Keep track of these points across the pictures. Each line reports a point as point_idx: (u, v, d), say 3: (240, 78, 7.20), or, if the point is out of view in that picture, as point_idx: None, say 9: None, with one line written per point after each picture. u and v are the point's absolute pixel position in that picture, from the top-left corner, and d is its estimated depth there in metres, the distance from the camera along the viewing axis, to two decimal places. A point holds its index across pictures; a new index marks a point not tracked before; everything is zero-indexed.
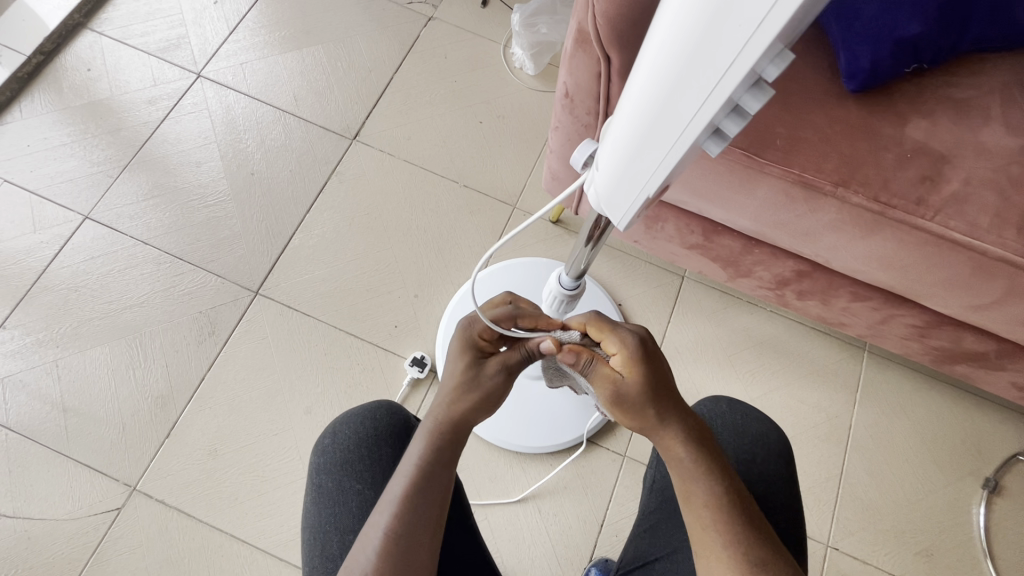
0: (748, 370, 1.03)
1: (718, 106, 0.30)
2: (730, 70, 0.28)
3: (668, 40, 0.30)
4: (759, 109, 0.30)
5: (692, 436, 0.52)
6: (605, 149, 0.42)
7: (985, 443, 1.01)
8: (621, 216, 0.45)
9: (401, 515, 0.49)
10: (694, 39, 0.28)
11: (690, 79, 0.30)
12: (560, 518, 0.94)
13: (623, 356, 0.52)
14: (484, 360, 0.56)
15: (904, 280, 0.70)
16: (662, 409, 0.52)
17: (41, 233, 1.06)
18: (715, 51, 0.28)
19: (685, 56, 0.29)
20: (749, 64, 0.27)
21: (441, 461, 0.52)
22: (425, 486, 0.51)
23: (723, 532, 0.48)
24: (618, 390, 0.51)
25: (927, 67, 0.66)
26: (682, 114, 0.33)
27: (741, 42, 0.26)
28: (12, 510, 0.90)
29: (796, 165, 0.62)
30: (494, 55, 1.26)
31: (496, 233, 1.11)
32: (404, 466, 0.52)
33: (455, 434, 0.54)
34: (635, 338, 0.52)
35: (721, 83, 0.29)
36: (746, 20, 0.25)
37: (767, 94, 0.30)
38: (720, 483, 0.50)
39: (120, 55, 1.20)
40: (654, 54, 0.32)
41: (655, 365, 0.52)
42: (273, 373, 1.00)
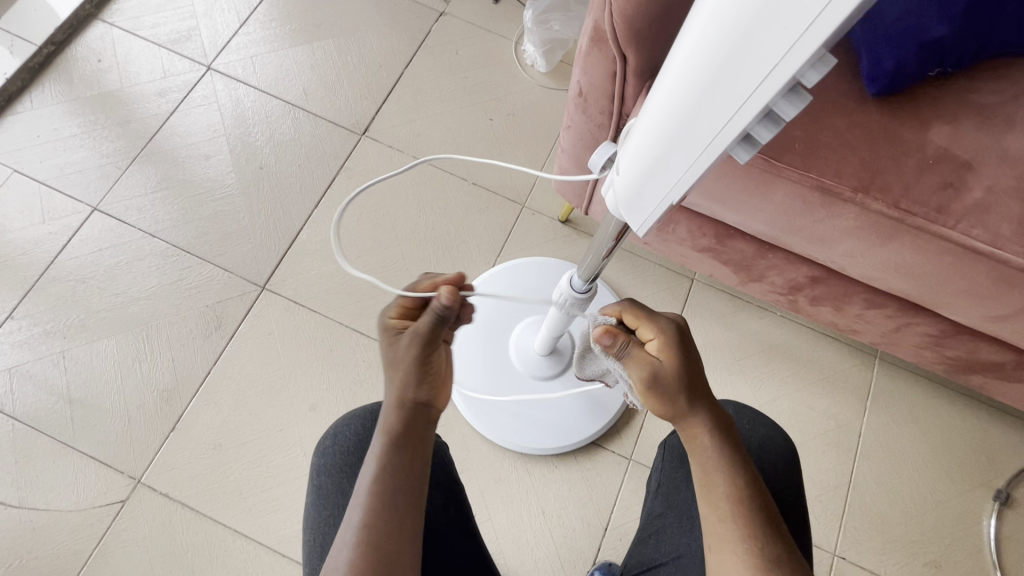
0: (757, 375, 1.02)
1: (753, 113, 0.29)
2: (769, 75, 0.27)
3: (705, 41, 0.29)
4: (795, 115, 0.29)
5: (718, 427, 0.51)
6: (628, 152, 0.41)
7: (996, 454, 0.99)
8: (643, 220, 0.44)
9: (375, 511, 0.46)
10: (732, 41, 0.27)
11: (724, 84, 0.29)
12: (564, 520, 0.93)
13: (660, 342, 0.52)
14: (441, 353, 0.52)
15: (922, 288, 0.69)
16: (695, 395, 0.51)
17: (49, 223, 1.06)
18: (755, 55, 0.27)
19: (722, 59, 0.28)
20: (790, 69, 0.26)
21: (399, 450, 0.48)
22: (393, 476, 0.48)
23: (744, 524, 0.48)
24: (654, 374, 0.51)
25: (950, 71, 0.64)
26: (714, 119, 0.31)
27: (785, 46, 0.25)
28: (18, 500, 0.90)
29: (815, 170, 0.61)
30: (506, 51, 1.25)
31: (505, 231, 1.10)
32: (367, 459, 0.48)
33: (411, 423, 0.50)
34: (674, 327, 0.52)
35: (759, 89, 0.28)
36: (793, 24, 0.24)
37: (805, 101, 0.28)
38: (743, 475, 0.50)
39: (130, 46, 1.20)
40: (687, 56, 0.31)
41: (691, 355, 0.52)
42: (278, 368, 1.00)
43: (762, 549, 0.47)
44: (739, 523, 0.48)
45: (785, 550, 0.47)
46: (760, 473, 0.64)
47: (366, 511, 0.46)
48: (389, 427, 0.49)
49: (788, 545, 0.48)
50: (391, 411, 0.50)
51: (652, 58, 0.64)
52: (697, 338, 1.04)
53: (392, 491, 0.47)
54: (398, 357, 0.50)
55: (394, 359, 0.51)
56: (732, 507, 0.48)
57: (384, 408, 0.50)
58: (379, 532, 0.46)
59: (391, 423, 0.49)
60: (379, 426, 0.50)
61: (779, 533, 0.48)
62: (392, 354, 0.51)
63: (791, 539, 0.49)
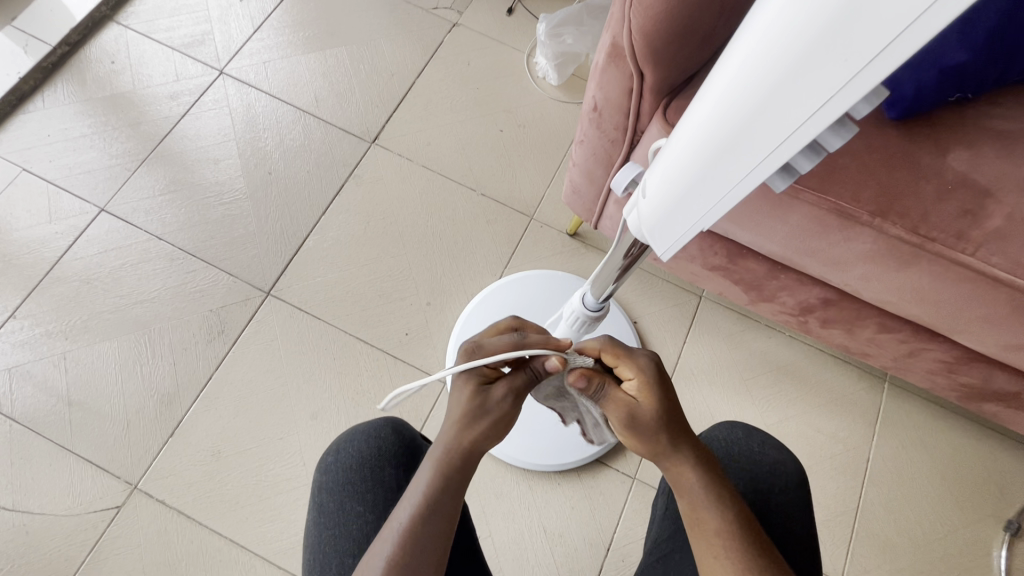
0: (765, 396, 1.01)
1: (797, 145, 0.28)
2: (819, 109, 0.26)
3: (752, 66, 0.28)
4: (839, 146, 0.28)
5: (702, 462, 0.51)
6: (658, 173, 0.40)
7: (1008, 483, 0.97)
8: (668, 245, 0.43)
9: (407, 552, 0.46)
10: (783, 69, 0.26)
11: (769, 112, 0.28)
12: (565, 539, 0.92)
13: (639, 382, 0.52)
14: (488, 387, 0.53)
15: (937, 314, 0.68)
16: (677, 434, 0.51)
17: (56, 223, 1.06)
18: (807, 86, 0.26)
19: (770, 87, 0.28)
20: (842, 104, 0.25)
21: (444, 489, 0.49)
22: (432, 515, 0.48)
23: (736, 557, 0.46)
24: (632, 414, 0.51)
25: (970, 96, 0.64)
26: (754, 148, 0.31)
27: (840, 81, 0.24)
28: (12, 503, 0.89)
29: (832, 194, 0.60)
30: (518, 63, 1.25)
31: (513, 243, 1.09)
32: (409, 494, 0.49)
33: (465, 464, 0.51)
34: (652, 364, 0.52)
35: (807, 122, 0.27)
36: (851, 58, 0.23)
37: (851, 132, 0.27)
38: (729, 505, 0.49)
39: (144, 49, 1.20)
40: (730, 80, 0.30)
41: (668, 391, 0.52)
42: (281, 376, 0.99)
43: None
44: (734, 558, 0.46)
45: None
46: (770, 499, 0.63)
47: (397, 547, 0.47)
48: (439, 466, 0.50)
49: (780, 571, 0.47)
50: (448, 450, 0.50)
51: (670, 76, 0.64)
52: (704, 356, 1.03)
53: (430, 532, 0.48)
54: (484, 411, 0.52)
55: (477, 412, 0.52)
56: (723, 540, 0.47)
57: (439, 441, 0.51)
58: (404, 567, 0.46)
59: (443, 461, 0.50)
60: (427, 461, 0.51)
61: (775, 566, 0.47)
62: (477, 402, 0.52)
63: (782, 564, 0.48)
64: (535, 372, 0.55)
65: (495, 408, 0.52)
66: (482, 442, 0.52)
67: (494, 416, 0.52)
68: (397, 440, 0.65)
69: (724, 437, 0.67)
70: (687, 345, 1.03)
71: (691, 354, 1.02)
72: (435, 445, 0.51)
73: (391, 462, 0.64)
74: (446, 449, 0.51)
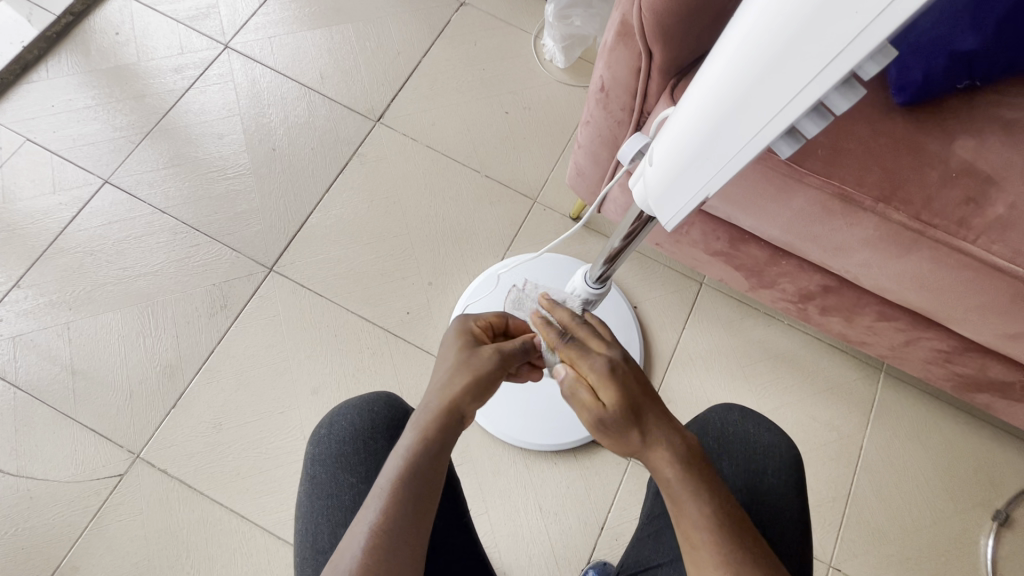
0: (762, 383, 1.02)
1: (807, 104, 0.28)
2: (830, 64, 0.26)
3: (763, 23, 0.28)
4: (847, 107, 0.28)
5: (680, 461, 0.51)
6: (664, 141, 0.41)
7: (998, 474, 0.99)
8: (673, 214, 0.44)
9: (389, 507, 0.48)
10: (795, 23, 0.26)
11: (780, 72, 0.29)
12: (560, 517, 0.93)
13: (599, 380, 0.53)
14: (476, 345, 0.59)
15: (935, 302, 0.68)
16: (647, 435, 0.51)
17: (60, 194, 1.06)
18: (816, 44, 0.26)
19: (780, 47, 0.28)
20: (854, 57, 0.25)
21: (428, 453, 0.51)
22: (413, 481, 0.49)
23: (719, 552, 0.48)
24: (600, 417, 0.52)
25: (979, 84, 0.63)
26: (762, 111, 0.31)
27: (852, 33, 0.24)
28: (16, 468, 0.90)
29: (836, 177, 0.61)
30: (525, 46, 1.24)
31: (515, 225, 1.10)
32: (391, 460, 0.51)
33: (449, 422, 0.53)
34: (606, 363, 0.53)
35: (816, 78, 0.27)
36: (865, 9, 0.23)
37: (858, 93, 0.28)
38: (714, 500, 0.50)
39: (148, 21, 1.19)
40: (741, 40, 0.30)
41: (627, 383, 0.53)
42: (282, 351, 1.00)
43: (739, 571, 0.47)
44: (716, 548, 0.48)
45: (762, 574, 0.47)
46: (765, 480, 0.64)
47: (380, 512, 0.48)
48: (423, 427, 0.52)
49: (763, 560, 0.48)
50: (434, 406, 0.54)
51: (679, 56, 0.63)
52: (702, 343, 1.03)
53: (411, 498, 0.49)
54: (475, 362, 0.57)
55: (471, 361, 0.57)
56: (704, 531, 0.48)
57: (426, 400, 0.55)
58: (391, 532, 0.47)
59: (429, 418, 0.53)
60: (412, 426, 0.53)
61: (760, 554, 0.49)
62: (466, 354, 0.57)
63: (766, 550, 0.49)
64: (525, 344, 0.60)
65: (479, 362, 0.57)
66: (463, 401, 0.55)
67: (480, 371, 0.56)
68: (389, 413, 0.67)
69: (720, 419, 0.68)
70: (686, 330, 1.04)
71: (690, 340, 1.03)
72: (419, 408, 0.54)
73: (383, 435, 0.65)
74: (429, 410, 0.54)
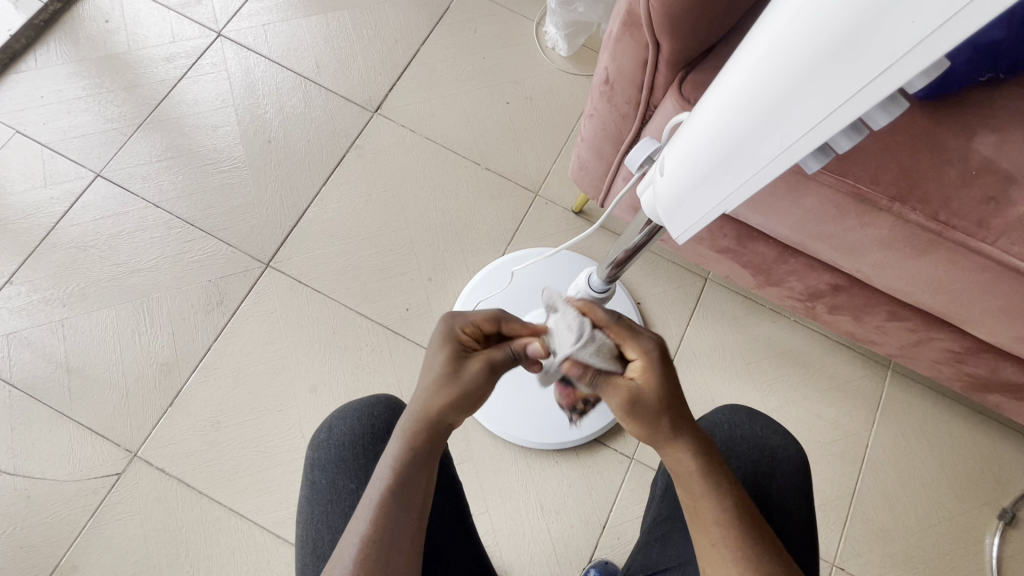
0: (766, 380, 1.00)
1: (842, 122, 0.26)
2: (872, 81, 0.24)
3: (795, 31, 0.26)
4: (886, 123, 0.27)
5: (699, 452, 0.50)
6: (678, 151, 0.39)
7: (1006, 473, 0.98)
8: (686, 227, 0.42)
9: (381, 519, 0.47)
10: (831, 33, 0.24)
11: (812, 85, 0.26)
12: (561, 516, 0.92)
13: (643, 362, 0.51)
14: (463, 356, 0.53)
15: (950, 303, 0.66)
16: (673, 420, 0.50)
17: (51, 188, 1.03)
18: (855, 56, 0.24)
19: (812, 57, 0.26)
20: (901, 76, 0.23)
21: (416, 465, 0.50)
22: (402, 491, 0.48)
23: (735, 549, 0.47)
24: (636, 397, 0.50)
25: (1003, 76, 0.61)
26: (790, 125, 0.29)
27: (899, 50, 0.22)
28: (13, 467, 0.89)
29: (851, 175, 0.58)
30: (527, 32, 1.20)
31: (517, 219, 1.07)
32: (380, 469, 0.50)
33: (433, 434, 0.51)
34: (656, 346, 0.52)
35: (856, 94, 0.25)
36: (916, 24, 0.21)
37: (902, 106, 0.26)
38: (732, 496, 0.49)
39: (139, 8, 1.16)
40: (769, 44, 0.28)
41: (671, 371, 0.52)
42: (280, 348, 0.98)
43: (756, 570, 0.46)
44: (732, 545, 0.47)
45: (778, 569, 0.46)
46: (775, 484, 0.62)
47: (371, 524, 0.47)
48: (411, 435, 0.50)
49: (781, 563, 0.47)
50: (415, 417, 0.51)
51: (688, 47, 0.60)
52: (706, 339, 1.01)
53: (403, 513, 0.48)
54: (458, 379, 0.51)
55: (453, 378, 0.51)
56: (722, 529, 0.48)
57: (409, 406, 0.52)
58: (381, 544, 0.46)
59: (412, 429, 0.51)
60: (399, 433, 0.51)
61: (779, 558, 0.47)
62: (452, 369, 0.52)
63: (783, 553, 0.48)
64: (513, 352, 0.54)
65: (467, 379, 0.52)
66: (448, 415, 0.52)
67: (466, 390, 0.51)
68: (389, 417, 0.65)
69: (726, 421, 0.66)
70: (690, 327, 1.02)
71: (693, 337, 1.01)
72: (405, 415, 0.52)
73: (383, 440, 0.64)
74: (414, 418, 0.51)
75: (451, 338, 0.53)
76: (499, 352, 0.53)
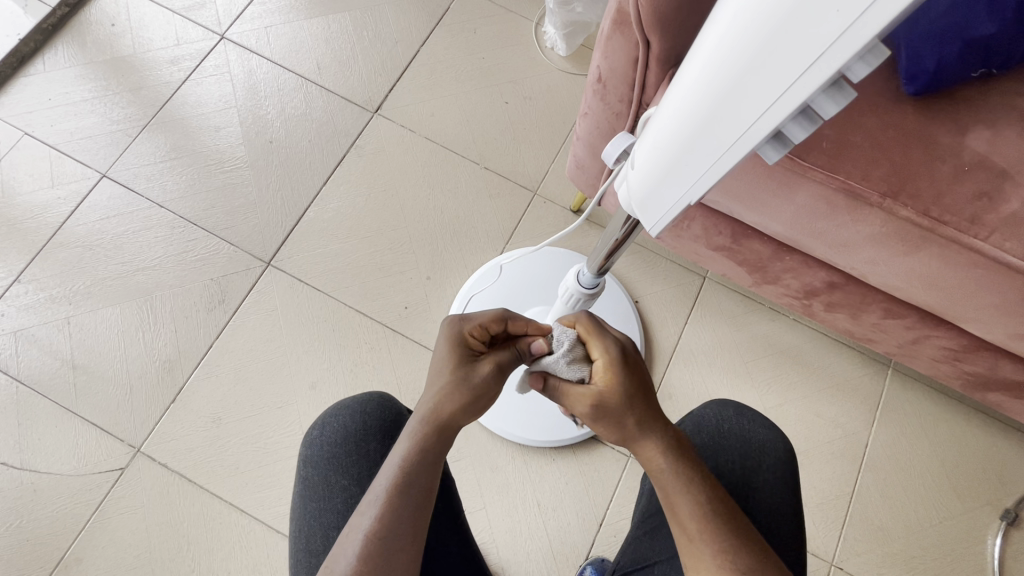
0: (765, 379, 1.00)
1: (792, 105, 0.28)
2: (813, 66, 0.25)
3: (742, 21, 0.27)
4: (836, 112, 0.27)
5: (672, 446, 0.51)
6: (647, 143, 0.40)
7: (1008, 473, 0.97)
8: (658, 219, 0.43)
9: (385, 516, 0.48)
10: (776, 21, 0.25)
11: (761, 71, 0.28)
12: (558, 513, 0.93)
13: (604, 363, 0.52)
14: (473, 360, 0.54)
15: (944, 301, 0.66)
16: (641, 420, 0.51)
17: (58, 188, 1.06)
18: (798, 42, 0.25)
19: (759, 45, 0.27)
20: (839, 58, 0.24)
21: (424, 462, 0.50)
22: (409, 489, 0.49)
23: (711, 542, 0.47)
24: (596, 400, 0.51)
25: (996, 72, 0.60)
26: (746, 112, 0.30)
27: (834, 33, 0.23)
28: (20, 462, 0.91)
29: (842, 172, 0.58)
30: (526, 32, 1.21)
31: (515, 218, 1.08)
32: (387, 466, 0.50)
33: (442, 438, 0.52)
34: (616, 347, 0.53)
35: (800, 79, 0.26)
36: (847, 7, 0.22)
37: (848, 97, 0.27)
38: (705, 490, 0.49)
39: (144, 11, 1.18)
40: (719, 37, 0.29)
41: (634, 372, 0.52)
42: (281, 346, 0.99)
43: (734, 564, 0.46)
44: (710, 541, 0.47)
45: (757, 559, 0.47)
46: (761, 477, 0.62)
47: (375, 520, 0.47)
48: (418, 435, 0.51)
49: (761, 556, 0.47)
50: (425, 420, 0.52)
51: (678, 44, 0.61)
52: (705, 338, 1.01)
53: (409, 507, 0.48)
54: (467, 380, 0.53)
55: (464, 379, 0.53)
56: (697, 524, 0.48)
57: (419, 409, 0.53)
58: (385, 542, 0.47)
59: (421, 428, 0.51)
60: (407, 432, 0.52)
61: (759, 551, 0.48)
62: (461, 373, 0.53)
63: (762, 544, 0.48)
64: (519, 352, 0.57)
65: (476, 382, 0.53)
66: (456, 416, 0.52)
67: (475, 392, 0.53)
68: (380, 415, 0.65)
69: (716, 416, 0.65)
70: (688, 325, 1.02)
71: (692, 335, 1.01)
72: (413, 415, 0.53)
73: (375, 438, 0.64)
74: (423, 419, 0.52)
75: (457, 343, 0.55)
76: (505, 354, 0.56)
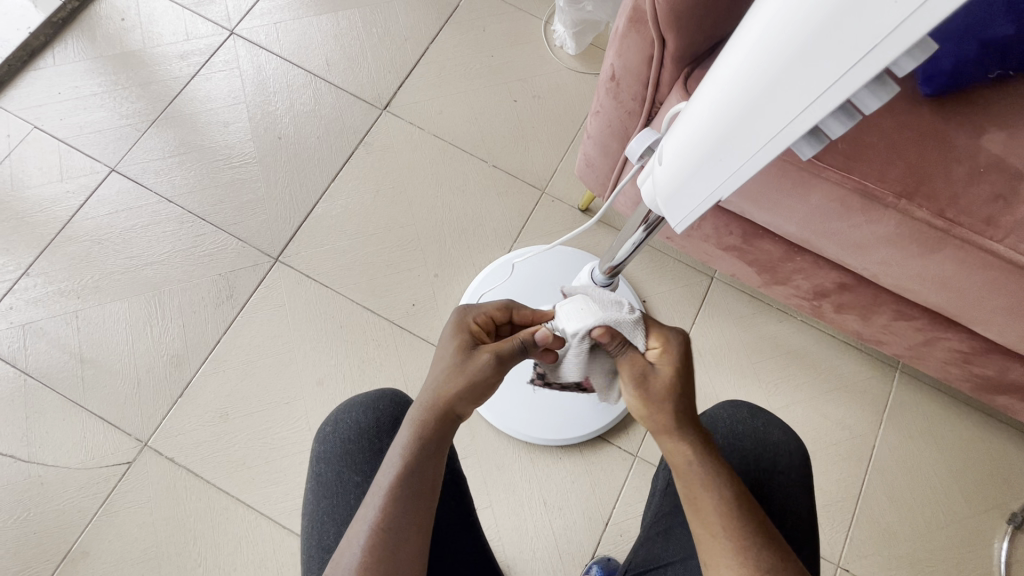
0: (772, 380, 1.00)
1: (833, 102, 0.28)
2: (858, 63, 0.25)
3: (785, 17, 0.27)
4: (876, 108, 0.27)
5: (703, 444, 0.51)
6: (677, 138, 0.40)
7: (1016, 476, 0.96)
8: (685, 215, 0.43)
9: (388, 506, 0.48)
10: (820, 17, 0.25)
11: (802, 68, 0.28)
12: (564, 512, 0.93)
13: (662, 349, 0.53)
14: (473, 347, 0.54)
15: (957, 303, 0.66)
16: (682, 411, 0.51)
17: (67, 181, 1.06)
18: (843, 39, 0.25)
19: (801, 42, 0.27)
20: (886, 55, 0.24)
21: (426, 453, 0.50)
22: (410, 479, 0.49)
23: (734, 539, 0.47)
24: (647, 375, 0.52)
25: (1012, 74, 0.60)
26: (783, 108, 0.30)
27: (881, 31, 0.23)
28: (27, 455, 0.91)
29: (856, 172, 0.58)
30: (535, 31, 1.21)
31: (523, 216, 1.08)
32: (390, 458, 0.50)
33: (443, 425, 0.52)
34: (681, 340, 0.54)
35: (843, 76, 0.26)
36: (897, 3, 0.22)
37: (891, 93, 0.27)
38: (732, 489, 0.49)
39: (154, 6, 1.18)
40: (759, 33, 0.30)
41: (687, 367, 0.53)
42: (288, 342, 0.99)
43: (756, 561, 0.46)
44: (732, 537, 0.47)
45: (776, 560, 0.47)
46: (774, 478, 0.62)
47: (380, 511, 0.47)
48: (419, 423, 0.51)
49: (781, 556, 0.47)
50: (424, 407, 0.52)
51: (693, 43, 0.61)
52: (712, 338, 1.01)
53: (413, 499, 0.48)
54: (465, 368, 0.52)
55: (462, 366, 0.52)
56: (721, 520, 0.48)
57: (419, 396, 0.53)
58: (391, 534, 0.47)
59: (422, 418, 0.51)
60: (408, 423, 0.52)
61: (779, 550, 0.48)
62: (461, 359, 0.53)
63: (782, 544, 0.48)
64: (525, 342, 0.54)
65: (474, 371, 0.52)
66: (456, 406, 0.52)
67: (474, 381, 0.52)
68: (394, 411, 0.65)
69: (728, 418, 0.65)
70: (696, 325, 1.02)
71: (699, 335, 1.01)
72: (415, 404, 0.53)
73: (388, 434, 0.64)
74: (424, 407, 0.52)
75: (462, 328, 0.55)
76: (509, 345, 0.54)
